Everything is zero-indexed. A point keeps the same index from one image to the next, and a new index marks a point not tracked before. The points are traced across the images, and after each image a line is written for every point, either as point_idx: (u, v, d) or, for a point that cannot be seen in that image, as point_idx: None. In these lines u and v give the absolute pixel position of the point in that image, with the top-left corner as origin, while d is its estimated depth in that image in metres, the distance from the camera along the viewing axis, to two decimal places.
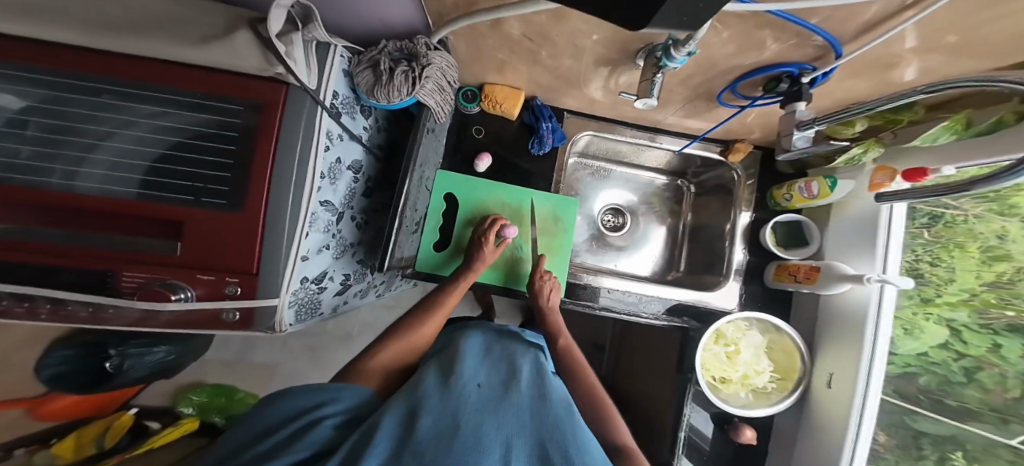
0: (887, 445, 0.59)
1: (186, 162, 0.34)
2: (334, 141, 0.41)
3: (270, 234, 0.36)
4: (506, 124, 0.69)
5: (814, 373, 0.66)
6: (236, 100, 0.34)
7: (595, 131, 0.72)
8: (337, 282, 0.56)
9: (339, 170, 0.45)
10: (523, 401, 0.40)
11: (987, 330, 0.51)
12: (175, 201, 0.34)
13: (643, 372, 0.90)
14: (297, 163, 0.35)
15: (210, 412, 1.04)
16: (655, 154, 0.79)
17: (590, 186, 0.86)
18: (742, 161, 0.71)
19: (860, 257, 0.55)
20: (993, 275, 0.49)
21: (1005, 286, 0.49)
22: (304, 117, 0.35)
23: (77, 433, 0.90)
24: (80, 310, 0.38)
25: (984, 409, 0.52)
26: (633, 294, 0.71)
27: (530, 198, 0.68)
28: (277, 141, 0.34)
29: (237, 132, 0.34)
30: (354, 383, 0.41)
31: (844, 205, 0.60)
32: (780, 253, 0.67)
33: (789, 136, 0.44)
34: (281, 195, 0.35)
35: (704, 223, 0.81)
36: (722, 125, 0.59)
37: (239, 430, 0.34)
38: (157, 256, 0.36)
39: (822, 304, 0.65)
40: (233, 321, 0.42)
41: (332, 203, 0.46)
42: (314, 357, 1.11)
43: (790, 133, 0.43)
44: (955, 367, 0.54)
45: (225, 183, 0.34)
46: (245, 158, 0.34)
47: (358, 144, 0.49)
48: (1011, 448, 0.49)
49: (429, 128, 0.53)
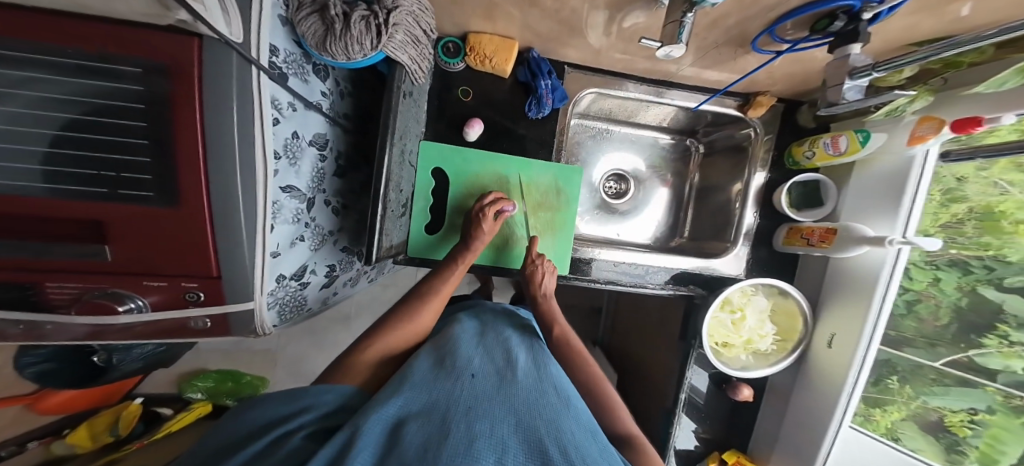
0: (878, 390, 0.63)
1: (99, 144, 0.26)
2: (283, 112, 0.34)
3: (224, 232, 0.31)
4: (499, 83, 0.61)
5: (814, 333, 0.67)
6: (134, 62, 0.24)
7: (600, 88, 0.64)
8: (321, 274, 0.51)
9: (299, 147, 0.38)
10: (516, 392, 0.39)
11: (930, 266, 0.57)
12: (84, 195, 0.27)
13: (647, 334, 0.93)
14: (238, 146, 0.28)
15: (220, 397, 1.03)
16: (664, 112, 0.72)
17: (592, 152, 0.80)
18: (762, 115, 0.65)
19: (883, 218, 0.53)
20: (947, 217, 0.54)
21: (953, 226, 0.54)
22: (233, 82, 0.26)
23: (88, 423, 0.88)
24: (10, 328, 0.32)
25: (916, 336, 0.60)
26: (639, 266, 0.68)
27: (530, 169, 0.63)
28: (201, 118, 0.26)
29: (144, 103, 0.25)
30: (339, 383, 0.38)
31: (867, 162, 0.57)
32: (793, 215, 0.65)
33: (840, 86, 0.42)
34: (228, 189, 0.29)
35: (712, 185, 0.78)
36: (748, 76, 0.53)
37: (202, 450, 0.30)
38: (87, 264, 0.30)
39: (831, 266, 0.64)
40: (205, 328, 0.38)
41: (297, 188, 0.40)
42: (312, 340, 1.09)
43: (842, 84, 0.42)
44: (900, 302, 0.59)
45: (147, 170, 0.27)
46: (168, 143, 0.26)
47: (317, 114, 0.41)
48: (927, 367, 0.59)
49: (407, 91, 0.45)
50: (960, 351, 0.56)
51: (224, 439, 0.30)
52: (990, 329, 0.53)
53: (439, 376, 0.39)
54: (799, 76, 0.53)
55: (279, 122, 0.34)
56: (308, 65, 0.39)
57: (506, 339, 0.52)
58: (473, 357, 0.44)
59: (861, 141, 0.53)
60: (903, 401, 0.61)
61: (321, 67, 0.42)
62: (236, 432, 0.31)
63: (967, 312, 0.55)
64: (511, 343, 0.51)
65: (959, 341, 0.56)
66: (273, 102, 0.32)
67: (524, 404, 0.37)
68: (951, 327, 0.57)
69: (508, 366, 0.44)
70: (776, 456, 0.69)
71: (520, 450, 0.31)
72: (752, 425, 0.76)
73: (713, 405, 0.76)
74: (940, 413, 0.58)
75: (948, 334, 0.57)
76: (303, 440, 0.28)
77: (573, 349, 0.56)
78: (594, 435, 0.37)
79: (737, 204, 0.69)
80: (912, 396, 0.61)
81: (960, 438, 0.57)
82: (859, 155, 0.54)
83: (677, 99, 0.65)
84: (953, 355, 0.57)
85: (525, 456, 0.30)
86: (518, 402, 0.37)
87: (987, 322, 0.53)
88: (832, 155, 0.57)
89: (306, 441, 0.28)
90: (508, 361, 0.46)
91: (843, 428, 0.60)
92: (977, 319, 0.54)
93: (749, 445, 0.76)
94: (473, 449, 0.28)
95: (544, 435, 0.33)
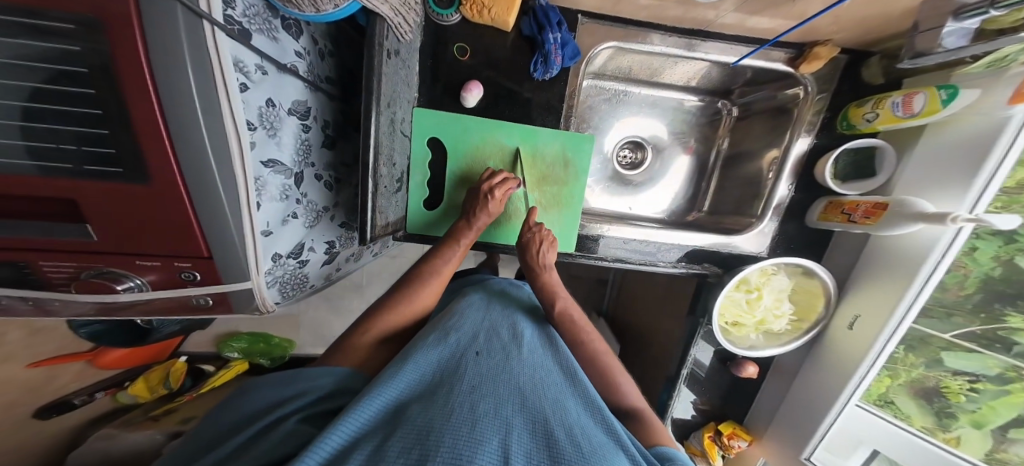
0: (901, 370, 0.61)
1: (64, 116, 0.25)
2: (250, 76, 0.31)
3: (206, 211, 0.30)
4: (500, 38, 0.54)
5: (837, 315, 0.63)
6: (55, 15, 0.20)
7: (620, 41, 0.56)
8: (321, 251, 0.51)
9: (276, 116, 0.35)
10: (520, 373, 0.38)
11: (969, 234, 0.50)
12: (57, 172, 0.26)
13: (654, 308, 0.91)
14: (202, 117, 0.26)
15: (255, 356, 1.10)
16: (692, 68, 0.63)
17: (606, 117, 0.73)
18: (818, 70, 0.56)
19: (951, 192, 0.46)
20: None
21: None
22: (183, 45, 0.23)
23: (144, 377, 0.97)
24: (21, 303, 0.35)
25: (934, 306, 0.56)
26: (652, 243, 0.64)
27: (535, 138, 0.58)
28: (154, 85, 0.23)
29: (88, 67, 0.23)
30: (338, 365, 0.39)
31: (949, 122, 0.48)
32: (836, 188, 0.58)
33: (941, 28, 0.39)
34: (199, 165, 0.27)
35: (742, 152, 0.70)
36: (807, 22, 0.44)
37: (212, 423, 0.33)
38: (76, 242, 0.30)
39: (871, 244, 0.58)
40: (207, 306, 0.39)
41: (282, 163, 0.38)
42: (328, 307, 1.14)
43: (944, 25, 0.39)
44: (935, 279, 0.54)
45: (109, 144, 0.26)
46: (122, 114, 0.24)
47: (293, 77, 0.38)
48: (937, 336, 0.57)
49: (393, 49, 0.41)
50: (979, 322, 0.53)
51: (238, 419, 0.32)
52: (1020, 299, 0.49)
53: (440, 357, 0.38)
54: (874, 22, 0.44)
55: (247, 88, 0.31)
56: (275, 18, 0.34)
57: (509, 318, 0.50)
58: (476, 337, 0.43)
59: (943, 100, 0.44)
60: (905, 369, 0.60)
61: (292, 21, 0.38)
62: (246, 410, 0.33)
63: (998, 283, 0.51)
64: (515, 322, 0.50)
65: (980, 310, 0.53)
66: (236, 65, 0.28)
67: (528, 385, 0.36)
68: (974, 297, 0.53)
69: (512, 346, 0.43)
70: (773, 424, 0.72)
71: (525, 430, 0.30)
72: (754, 397, 0.77)
73: (714, 378, 0.77)
74: (939, 378, 0.58)
75: (969, 304, 0.54)
76: (297, 423, 0.29)
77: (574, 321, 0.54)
78: (601, 412, 0.36)
79: (769, 175, 0.62)
80: (918, 365, 0.60)
81: (954, 402, 0.57)
82: (936, 117, 0.45)
83: (712, 53, 0.56)
84: (969, 327, 0.54)
85: (530, 436, 0.29)
86: (524, 381, 0.36)
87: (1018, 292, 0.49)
88: (900, 117, 0.48)
89: (300, 425, 0.29)
90: (512, 342, 0.45)
91: (849, 406, 0.59)
92: (1004, 287, 0.50)
93: (746, 417, 0.79)
94: (477, 428, 0.27)
95: (549, 414, 0.32)
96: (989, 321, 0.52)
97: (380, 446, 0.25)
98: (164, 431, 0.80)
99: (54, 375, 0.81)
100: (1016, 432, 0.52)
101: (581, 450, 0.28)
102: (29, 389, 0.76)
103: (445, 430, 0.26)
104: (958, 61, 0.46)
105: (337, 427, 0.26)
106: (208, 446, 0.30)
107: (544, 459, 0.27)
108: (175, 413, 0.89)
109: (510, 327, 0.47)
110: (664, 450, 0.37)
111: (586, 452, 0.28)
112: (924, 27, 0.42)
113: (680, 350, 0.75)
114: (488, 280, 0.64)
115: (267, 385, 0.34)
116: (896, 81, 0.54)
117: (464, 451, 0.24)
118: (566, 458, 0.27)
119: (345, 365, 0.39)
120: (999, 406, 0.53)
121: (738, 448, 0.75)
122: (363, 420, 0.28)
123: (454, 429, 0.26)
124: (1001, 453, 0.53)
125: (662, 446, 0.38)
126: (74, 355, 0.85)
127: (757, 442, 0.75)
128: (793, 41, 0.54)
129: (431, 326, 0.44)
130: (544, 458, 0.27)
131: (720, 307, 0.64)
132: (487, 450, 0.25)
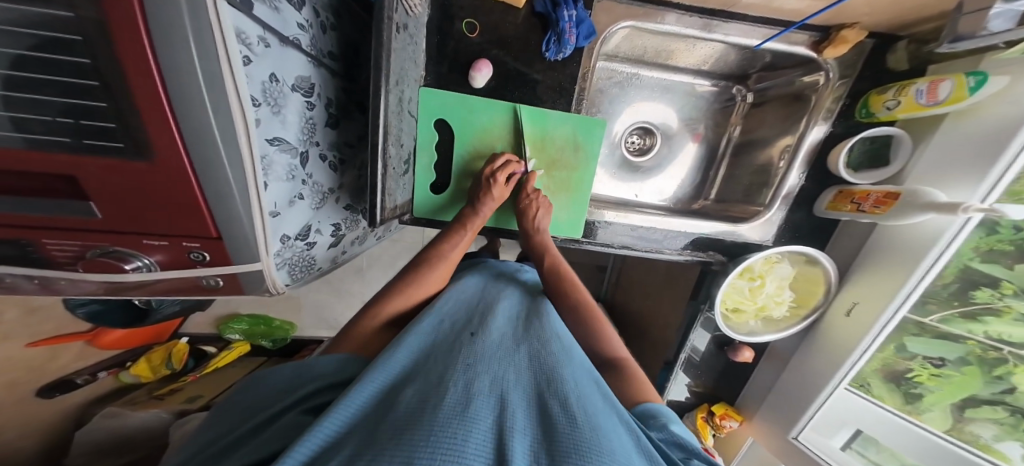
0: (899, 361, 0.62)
1: (56, 86, 0.24)
2: (253, 49, 0.29)
3: (214, 192, 0.29)
4: (511, 15, 0.52)
5: (834, 302, 0.64)
6: None
7: (638, 21, 0.54)
8: (327, 233, 0.50)
9: (280, 92, 0.34)
10: (516, 351, 0.38)
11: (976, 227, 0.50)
12: (50, 145, 0.25)
13: (653, 295, 0.93)
14: (206, 90, 0.24)
15: (256, 337, 1.11)
16: (709, 50, 0.62)
17: (616, 100, 0.71)
18: (842, 56, 0.54)
19: (965, 181, 0.46)
20: None
21: None
22: (184, 12, 0.21)
23: (147, 357, 0.98)
24: (26, 282, 0.34)
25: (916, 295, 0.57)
26: (658, 231, 0.64)
27: (546, 122, 0.56)
28: (153, 55, 0.22)
29: (80, 35, 0.21)
30: (347, 347, 0.39)
31: (970, 112, 0.48)
32: (846, 177, 0.58)
33: (988, 9, 0.38)
34: (206, 144, 0.27)
35: (755, 138, 0.70)
36: (837, 5, 0.42)
37: (232, 405, 0.33)
38: (77, 220, 0.29)
39: (877, 234, 0.58)
40: (217, 287, 0.38)
41: (286, 141, 0.37)
42: (330, 291, 1.14)
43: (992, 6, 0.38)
44: (949, 276, 0.54)
45: (109, 118, 0.25)
46: (116, 86, 0.23)
47: (295, 50, 0.36)
48: (916, 323, 0.58)
49: (402, 23, 0.39)
50: (952, 308, 0.55)
51: (256, 398, 0.33)
52: (1001, 285, 0.51)
53: (433, 342, 0.38)
54: (909, 4, 0.42)
55: (250, 62, 0.29)
56: None
57: (506, 300, 0.50)
58: (472, 319, 0.43)
59: (971, 87, 0.43)
60: (881, 355, 0.62)
61: None
62: (261, 393, 0.33)
63: (975, 272, 0.53)
64: (509, 303, 0.50)
65: (953, 299, 0.55)
66: (239, 36, 0.27)
67: (524, 363, 0.36)
68: (951, 286, 0.54)
69: (510, 325, 0.43)
70: (764, 406, 0.74)
71: (523, 407, 0.29)
72: (746, 381, 0.80)
73: (709, 361, 0.79)
74: (910, 366, 0.61)
75: (945, 293, 0.55)
76: (300, 415, 0.29)
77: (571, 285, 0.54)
78: (601, 386, 0.36)
79: (781, 164, 0.62)
80: (890, 350, 0.62)
81: (921, 385, 0.61)
82: (960, 105, 0.45)
83: (733, 35, 0.54)
84: (945, 312, 0.56)
85: (528, 412, 0.29)
86: (523, 361, 0.36)
87: (993, 281, 0.52)
88: (924, 105, 0.48)
89: (302, 416, 0.29)
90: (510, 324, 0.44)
91: (838, 389, 0.62)
92: (981, 278, 0.52)
93: (737, 398, 0.82)
94: (472, 409, 0.26)
95: (544, 389, 0.32)
96: (963, 305, 0.55)
97: (372, 433, 0.24)
98: (171, 410, 0.81)
99: (55, 355, 0.81)
100: (972, 412, 0.56)
101: (576, 420, 0.27)
102: (30, 369, 0.75)
103: (438, 413, 0.25)
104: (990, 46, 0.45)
105: (329, 417, 0.25)
106: (230, 419, 0.32)
107: (539, 435, 0.27)
108: (180, 393, 0.92)
109: (508, 307, 0.48)
110: (648, 407, 0.38)
111: (582, 424, 0.27)
112: (969, 9, 0.41)
113: (680, 334, 0.77)
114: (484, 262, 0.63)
115: (281, 370, 0.35)
116: (921, 67, 0.53)
117: (455, 431, 0.23)
118: (563, 433, 0.26)
119: (354, 348, 0.39)
120: (958, 385, 0.57)
121: (728, 428, 0.79)
122: (357, 406, 0.28)
123: (447, 411, 0.25)
124: (956, 432, 0.58)
125: (646, 403, 0.38)
126: (74, 336, 0.84)
127: (747, 422, 0.78)
128: (818, 24, 0.53)
129: (426, 311, 0.45)
130: (539, 432, 0.27)
131: (722, 294, 0.66)
132: (479, 429, 0.25)
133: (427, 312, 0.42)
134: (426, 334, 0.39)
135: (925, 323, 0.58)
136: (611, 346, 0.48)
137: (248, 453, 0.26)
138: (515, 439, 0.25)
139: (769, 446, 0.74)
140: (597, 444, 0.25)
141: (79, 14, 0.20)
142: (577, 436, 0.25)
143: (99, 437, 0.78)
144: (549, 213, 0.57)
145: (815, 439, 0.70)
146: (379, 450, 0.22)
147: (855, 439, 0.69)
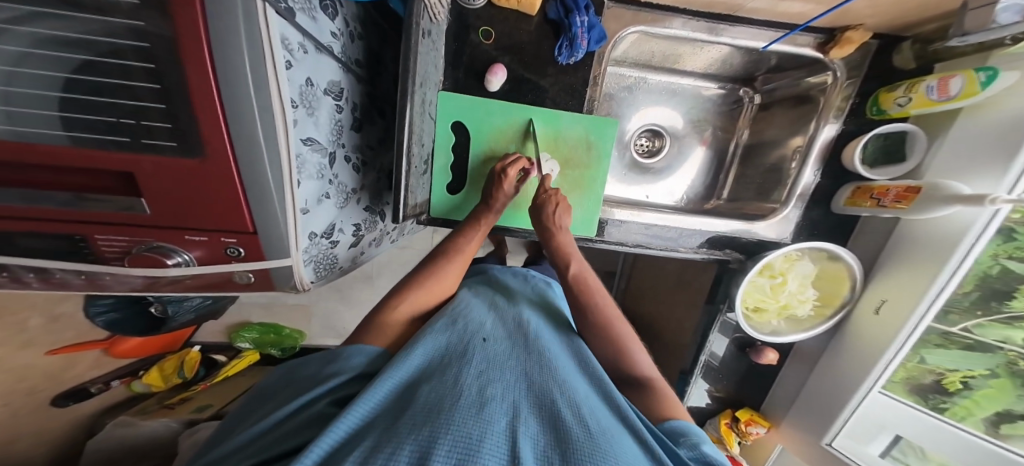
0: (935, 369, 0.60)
1: (122, 89, 0.26)
2: (295, 54, 0.31)
3: (254, 189, 0.31)
4: (525, 22, 0.54)
5: (861, 300, 0.64)
6: None
7: (647, 26, 0.56)
8: (349, 232, 0.52)
9: (315, 96, 0.36)
10: (528, 357, 0.38)
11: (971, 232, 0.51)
12: (108, 143, 0.27)
13: (664, 299, 0.93)
14: (252, 91, 0.26)
15: (266, 346, 1.12)
16: (715, 53, 0.63)
17: (625, 104, 0.73)
18: (849, 56, 0.56)
19: (985, 173, 0.47)
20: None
21: None
22: (239, 21, 0.23)
23: (158, 366, 1.00)
24: (73, 277, 0.36)
25: None
26: (672, 229, 0.65)
27: (558, 122, 0.58)
28: (212, 63, 0.24)
29: (147, 41, 0.23)
30: (370, 341, 0.39)
31: (987, 105, 0.48)
32: (864, 173, 0.58)
33: (995, 5, 0.39)
34: (250, 146, 0.28)
35: (764, 140, 0.71)
36: (840, 7, 0.44)
37: (261, 397, 0.34)
38: (127, 215, 0.31)
39: (901, 228, 0.58)
40: (250, 282, 0.40)
41: (318, 142, 0.39)
42: (341, 297, 1.15)
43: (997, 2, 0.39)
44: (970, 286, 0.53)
45: (165, 118, 0.27)
46: (174, 87, 0.25)
47: (329, 58, 0.38)
48: (942, 334, 0.57)
49: (426, 30, 0.42)
50: (976, 318, 0.55)
51: (286, 389, 0.33)
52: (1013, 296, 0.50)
53: (448, 342, 0.38)
54: (909, 4, 0.43)
55: (291, 66, 0.31)
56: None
57: (515, 306, 0.50)
58: (483, 323, 0.44)
59: (983, 82, 0.44)
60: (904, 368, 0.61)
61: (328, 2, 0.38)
62: (293, 383, 0.34)
63: (993, 280, 0.52)
64: (520, 310, 0.50)
65: (976, 308, 0.54)
66: (283, 42, 0.29)
67: (535, 370, 0.36)
68: (972, 295, 0.54)
69: (520, 332, 0.43)
70: (794, 410, 0.73)
71: (534, 414, 0.29)
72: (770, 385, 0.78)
73: (731, 364, 0.77)
74: (937, 375, 0.60)
75: (967, 302, 0.54)
76: (327, 406, 0.29)
77: (591, 287, 0.52)
78: (612, 397, 0.35)
79: (793, 164, 0.63)
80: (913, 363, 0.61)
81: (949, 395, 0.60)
82: (971, 101, 0.46)
83: (740, 38, 0.56)
84: (974, 321, 0.55)
85: (538, 419, 0.29)
86: (534, 367, 0.36)
87: (1010, 288, 0.51)
88: (935, 101, 0.49)
89: (330, 407, 0.29)
90: (519, 328, 0.45)
91: (872, 393, 0.60)
92: (999, 285, 0.52)
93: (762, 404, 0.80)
94: (487, 412, 0.26)
95: (557, 396, 0.32)
96: (990, 312, 0.53)
97: (391, 427, 0.25)
98: (180, 420, 0.81)
99: (72, 363, 0.82)
100: (1009, 429, 0.54)
101: (589, 432, 0.27)
102: (48, 377, 0.76)
103: (455, 411, 0.25)
104: (998, 43, 0.46)
105: (352, 408, 0.26)
106: (256, 408, 0.33)
107: (551, 439, 0.27)
108: (190, 402, 0.91)
109: (519, 314, 0.48)
110: (673, 424, 0.36)
111: (595, 435, 0.27)
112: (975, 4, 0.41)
113: (698, 338, 0.76)
114: (489, 271, 0.64)
115: (317, 356, 0.36)
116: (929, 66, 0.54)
117: (472, 430, 0.23)
118: (574, 441, 0.26)
119: (376, 341, 0.40)
120: (986, 399, 0.56)
121: (755, 434, 0.77)
122: (377, 400, 0.28)
123: (463, 410, 0.26)
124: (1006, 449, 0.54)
125: (674, 420, 0.37)
126: (93, 344, 0.86)
127: (775, 429, 0.76)
128: (822, 26, 0.54)
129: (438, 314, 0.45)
130: (551, 440, 0.26)
131: (744, 292, 0.65)
132: (495, 430, 0.25)
133: (439, 316, 0.43)
134: (440, 334, 0.40)
135: (952, 333, 0.57)
136: (622, 342, 0.46)
137: (263, 449, 0.25)
138: (527, 442, 0.25)
139: (798, 451, 0.73)
140: (610, 458, 0.24)
141: (146, 23, 0.22)
142: (590, 447, 0.25)
143: (108, 447, 0.77)
144: (568, 210, 0.56)
145: (847, 444, 0.68)
146: (397, 446, 0.22)
147: (895, 446, 0.67)
